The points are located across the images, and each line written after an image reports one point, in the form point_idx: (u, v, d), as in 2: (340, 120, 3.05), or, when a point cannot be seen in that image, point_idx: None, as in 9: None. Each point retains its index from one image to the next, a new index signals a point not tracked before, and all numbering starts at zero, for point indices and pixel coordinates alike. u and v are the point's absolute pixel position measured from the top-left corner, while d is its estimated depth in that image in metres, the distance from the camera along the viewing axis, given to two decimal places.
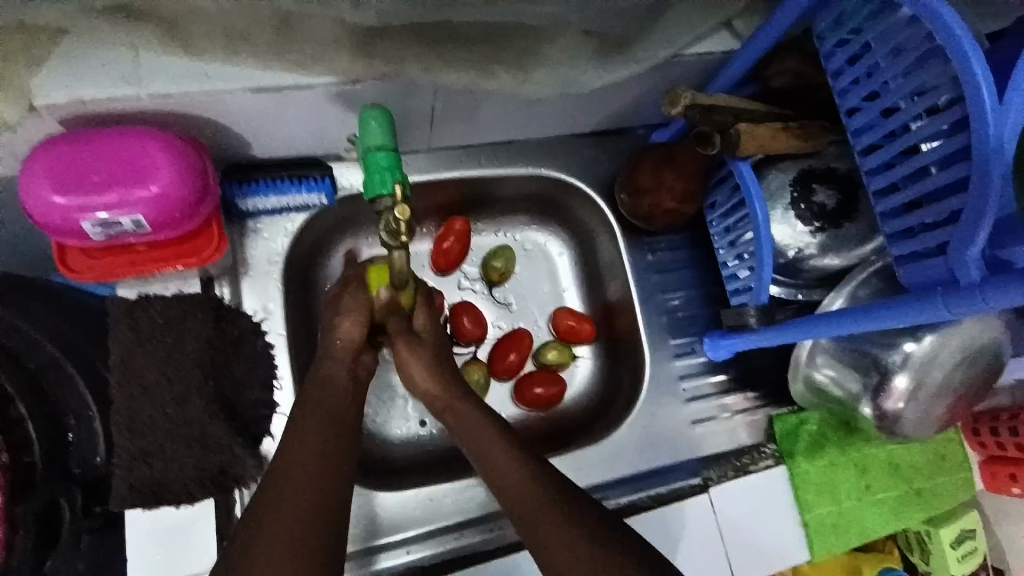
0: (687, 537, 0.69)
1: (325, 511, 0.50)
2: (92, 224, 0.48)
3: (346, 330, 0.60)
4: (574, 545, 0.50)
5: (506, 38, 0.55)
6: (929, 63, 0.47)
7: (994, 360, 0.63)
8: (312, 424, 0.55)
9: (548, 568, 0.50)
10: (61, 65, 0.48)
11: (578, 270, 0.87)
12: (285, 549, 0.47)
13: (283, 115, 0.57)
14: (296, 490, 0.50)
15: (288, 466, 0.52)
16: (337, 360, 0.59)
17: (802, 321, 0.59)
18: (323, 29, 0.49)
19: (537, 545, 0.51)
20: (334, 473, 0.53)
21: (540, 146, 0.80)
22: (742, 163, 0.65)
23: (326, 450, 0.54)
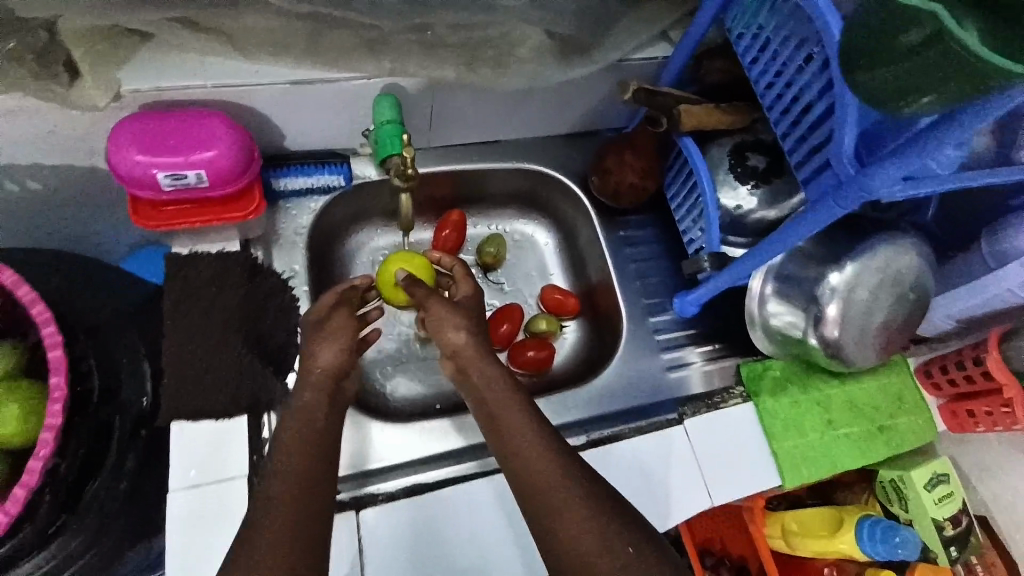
0: (656, 460, 0.77)
1: (310, 501, 0.52)
2: (165, 176, 0.61)
3: (325, 359, 0.61)
4: (549, 472, 0.57)
5: (481, 43, 0.71)
6: (801, 26, 0.61)
7: (914, 295, 0.75)
8: (295, 417, 0.58)
9: (529, 476, 0.57)
10: (143, 62, 0.63)
11: (562, 254, 0.99)
12: (267, 544, 0.48)
13: (309, 107, 0.72)
14: (284, 480, 0.53)
15: (279, 465, 0.54)
16: (314, 385, 0.60)
17: (753, 250, 0.71)
18: (343, 39, 0.67)
19: (515, 458, 0.58)
20: (323, 455, 0.57)
21: (523, 143, 0.92)
22: (686, 139, 0.78)
23: (310, 446, 0.56)
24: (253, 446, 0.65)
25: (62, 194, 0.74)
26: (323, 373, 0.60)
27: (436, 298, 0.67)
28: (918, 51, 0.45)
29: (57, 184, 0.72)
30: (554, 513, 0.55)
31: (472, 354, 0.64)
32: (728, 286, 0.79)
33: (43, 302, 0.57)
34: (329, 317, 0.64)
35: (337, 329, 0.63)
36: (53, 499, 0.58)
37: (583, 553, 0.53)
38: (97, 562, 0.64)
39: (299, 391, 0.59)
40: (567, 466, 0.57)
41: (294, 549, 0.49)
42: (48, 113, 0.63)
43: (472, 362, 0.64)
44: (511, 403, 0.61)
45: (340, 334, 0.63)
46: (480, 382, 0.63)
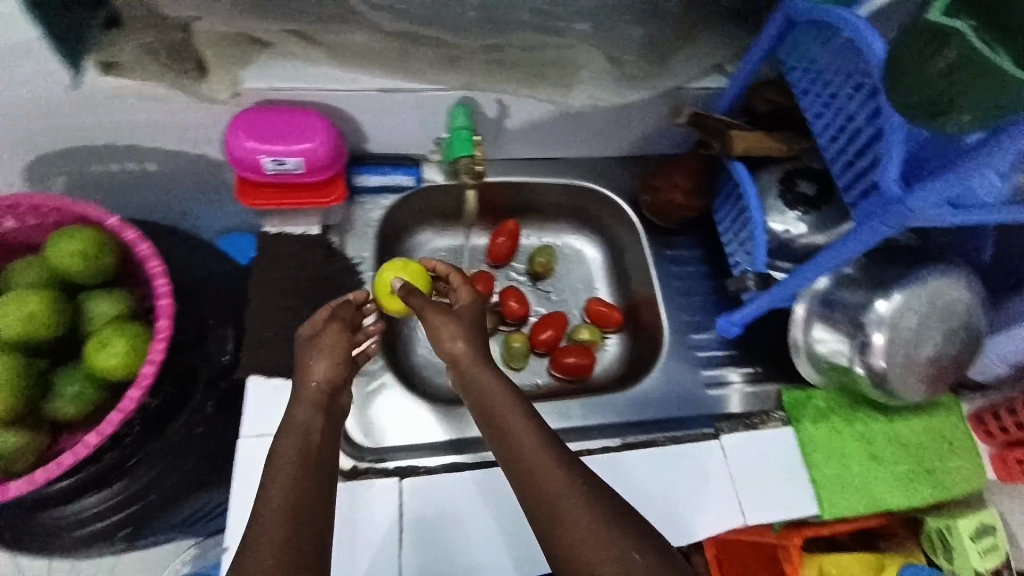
0: (681, 477, 0.77)
1: (304, 508, 0.53)
2: (270, 161, 0.71)
3: (318, 373, 0.62)
4: (548, 468, 0.57)
5: (550, 65, 0.78)
6: (849, 57, 0.65)
7: (965, 333, 0.75)
8: (291, 427, 0.59)
9: (531, 472, 0.58)
10: (261, 64, 0.73)
11: (608, 268, 1.03)
12: (261, 553, 0.49)
13: (392, 113, 0.81)
14: (281, 490, 0.53)
15: (275, 472, 0.55)
16: (310, 398, 0.61)
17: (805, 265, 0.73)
18: (427, 55, 0.75)
19: (514, 456, 0.59)
20: (320, 461, 0.57)
21: (578, 161, 0.98)
22: (737, 164, 0.81)
23: (308, 454, 0.57)
24: None
25: (177, 177, 0.85)
26: (316, 391, 0.61)
27: (434, 306, 0.68)
28: (947, 73, 0.48)
29: (174, 167, 0.84)
30: (557, 516, 0.55)
31: (470, 362, 0.65)
32: (768, 308, 0.81)
33: (158, 252, 0.67)
34: (321, 332, 0.65)
35: (330, 344, 0.64)
36: (141, 429, 0.69)
37: (584, 553, 0.53)
38: (163, 499, 0.71)
39: (294, 405, 0.60)
40: (567, 466, 0.58)
41: (290, 553, 0.50)
42: (177, 103, 0.73)
43: (473, 364, 0.65)
44: (508, 401, 0.62)
45: (332, 349, 0.64)
46: (478, 387, 0.64)
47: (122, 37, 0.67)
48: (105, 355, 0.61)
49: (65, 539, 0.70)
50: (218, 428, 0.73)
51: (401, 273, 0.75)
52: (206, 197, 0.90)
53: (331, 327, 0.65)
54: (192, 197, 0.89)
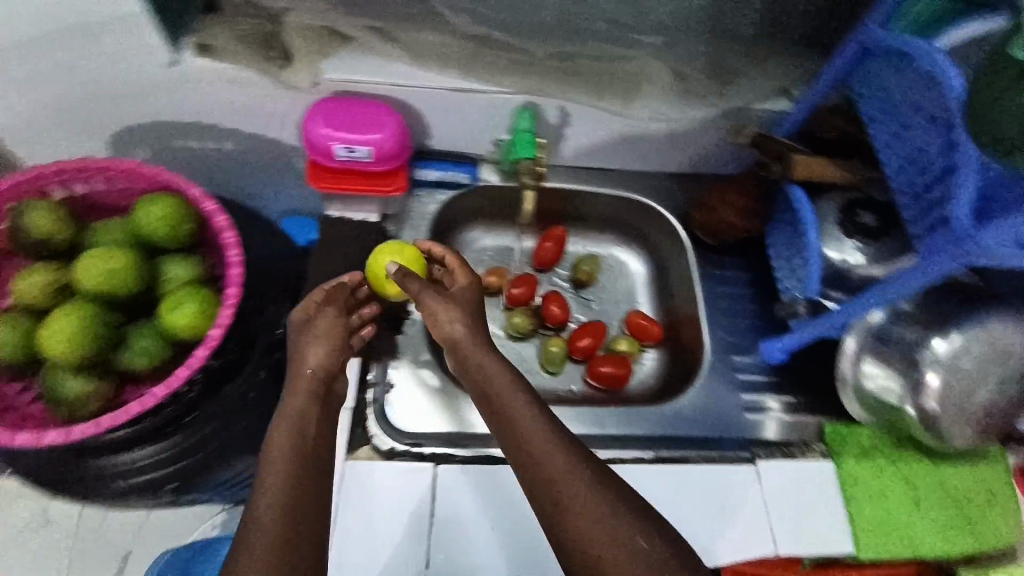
0: (696, 491, 0.77)
1: (304, 508, 0.54)
2: (342, 148, 0.74)
3: (315, 358, 0.64)
4: (555, 460, 0.59)
5: (614, 76, 0.80)
6: (919, 86, 0.64)
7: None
8: (286, 424, 0.59)
9: (538, 464, 0.59)
10: (339, 56, 0.76)
11: (651, 283, 1.02)
12: (259, 554, 0.51)
13: (456, 113, 0.83)
14: (277, 491, 0.54)
15: (271, 471, 0.56)
16: (307, 386, 0.62)
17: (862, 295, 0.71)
18: (497, 59, 0.78)
19: (520, 446, 0.60)
20: (317, 458, 0.59)
21: (631, 173, 0.98)
22: (797, 188, 0.79)
23: (304, 454, 0.58)
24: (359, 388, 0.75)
25: (249, 157, 0.90)
26: (312, 379, 0.63)
27: (430, 291, 0.69)
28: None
29: (246, 148, 0.88)
30: (562, 508, 0.56)
31: (470, 346, 0.66)
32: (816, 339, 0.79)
33: (234, 225, 0.71)
34: (318, 317, 0.67)
35: (327, 328, 0.66)
36: (195, 390, 0.73)
37: (589, 545, 0.55)
38: (210, 457, 0.75)
39: (291, 389, 0.62)
40: (573, 457, 0.59)
41: (290, 552, 0.51)
42: (257, 88, 0.77)
43: (472, 349, 0.66)
44: (515, 387, 0.63)
45: (328, 334, 0.65)
46: (478, 371, 0.65)
47: (221, 21, 0.73)
48: (178, 314, 0.65)
49: (99, 490, 0.73)
50: (268, 394, 0.78)
51: (398, 257, 0.75)
52: (273, 178, 0.94)
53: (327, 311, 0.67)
54: (262, 178, 0.94)
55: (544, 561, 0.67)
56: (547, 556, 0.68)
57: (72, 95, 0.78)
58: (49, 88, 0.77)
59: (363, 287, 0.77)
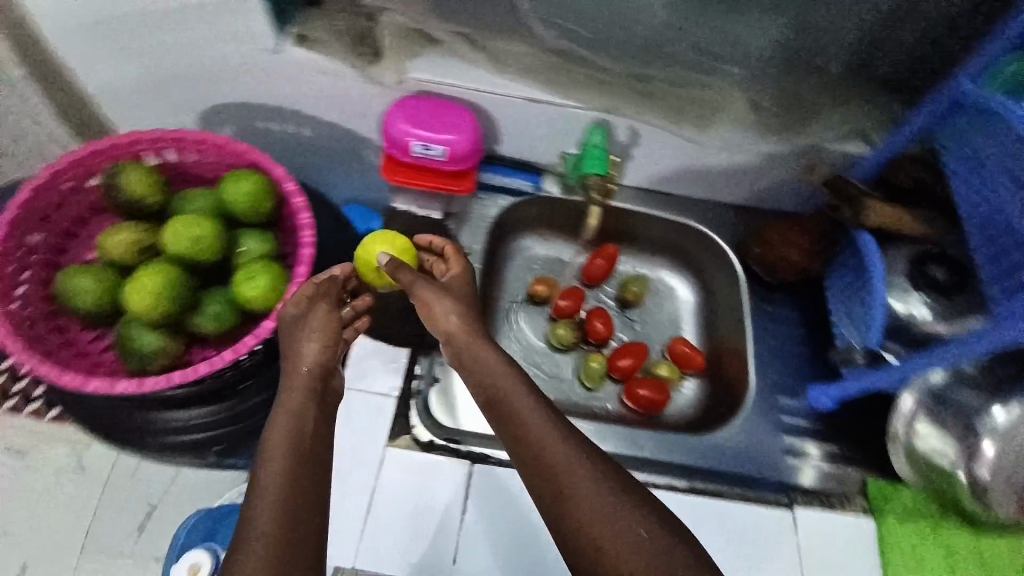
0: (716, 530, 0.76)
1: (304, 508, 0.53)
2: (418, 145, 0.77)
3: (310, 354, 0.62)
4: (557, 449, 0.57)
5: (690, 103, 0.80)
6: (1018, 150, 0.63)
7: None
8: (282, 420, 0.58)
9: (541, 459, 0.57)
10: (422, 58, 0.79)
11: (698, 311, 1.00)
12: (256, 553, 0.49)
13: (528, 122, 0.84)
14: (273, 493, 0.53)
15: (267, 470, 0.54)
16: (302, 381, 0.61)
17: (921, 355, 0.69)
18: (576, 76, 0.80)
19: (522, 440, 0.59)
20: (315, 458, 0.57)
21: (693, 201, 0.98)
22: (867, 235, 0.77)
23: (302, 451, 0.56)
24: (406, 377, 0.76)
25: (325, 144, 0.94)
26: (309, 375, 0.61)
27: (422, 282, 0.68)
28: None
29: (324, 135, 0.92)
30: (565, 501, 0.55)
31: (468, 337, 0.65)
32: (862, 392, 0.78)
33: (310, 209, 0.75)
34: (310, 313, 0.65)
35: (319, 323, 0.64)
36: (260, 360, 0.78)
37: (595, 537, 0.53)
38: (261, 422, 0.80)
39: (288, 383, 0.61)
40: (577, 448, 0.58)
41: (289, 552, 0.50)
42: (343, 80, 0.80)
43: (468, 343, 0.65)
44: (514, 379, 0.62)
45: (322, 330, 0.64)
46: (474, 367, 0.64)
47: (323, 15, 0.78)
48: (250, 285, 0.68)
49: (148, 442, 0.79)
50: None
51: (389, 247, 0.74)
52: (346, 167, 0.98)
53: (321, 304, 0.66)
54: (335, 165, 0.98)
55: (544, 561, 0.67)
56: (547, 555, 0.68)
57: (172, 68, 0.83)
58: (156, 62, 0.82)
59: (353, 279, 0.75)
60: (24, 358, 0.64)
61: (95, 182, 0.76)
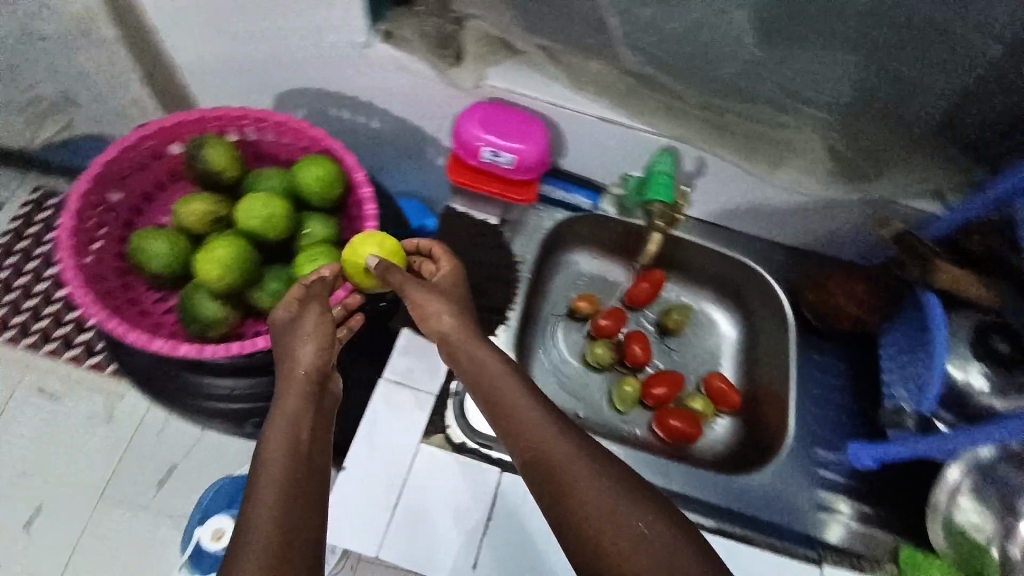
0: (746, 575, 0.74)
1: (302, 509, 0.52)
2: (488, 151, 0.78)
3: (306, 358, 0.62)
4: (556, 440, 0.56)
5: (764, 142, 0.79)
6: None
7: None
8: (281, 420, 0.57)
9: (538, 453, 0.56)
10: (501, 65, 0.80)
11: (740, 349, 0.98)
12: (253, 552, 0.48)
13: (596, 141, 0.85)
14: (270, 493, 0.52)
15: (264, 473, 0.53)
16: (299, 383, 0.61)
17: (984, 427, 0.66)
18: (650, 101, 0.79)
19: (517, 437, 0.58)
20: (313, 459, 0.57)
21: (749, 238, 0.97)
22: (931, 296, 0.76)
23: (298, 455, 0.55)
24: (446, 377, 0.76)
25: (392, 138, 0.96)
26: (303, 379, 0.61)
27: (412, 283, 0.68)
28: None
29: (393, 129, 0.94)
30: (563, 496, 0.54)
31: (461, 336, 0.65)
32: (910, 456, 0.75)
33: (375, 201, 0.77)
34: (304, 316, 0.65)
35: (313, 326, 0.64)
36: None
37: (595, 532, 0.51)
38: None
39: (285, 387, 0.61)
40: (575, 439, 0.57)
41: (289, 551, 0.48)
42: (424, 80, 0.82)
43: (463, 342, 0.65)
44: (510, 374, 0.62)
45: (316, 333, 0.64)
46: (468, 365, 0.63)
47: (412, 15, 0.79)
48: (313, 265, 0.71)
49: (191, 404, 0.82)
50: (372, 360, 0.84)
51: (376, 249, 0.71)
52: (408, 162, 1.00)
53: (314, 304, 0.66)
54: (398, 158, 1.00)
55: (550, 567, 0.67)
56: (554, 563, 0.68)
57: (258, 49, 0.86)
58: (243, 41, 0.85)
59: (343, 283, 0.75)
60: (91, 311, 0.66)
61: (177, 150, 0.79)
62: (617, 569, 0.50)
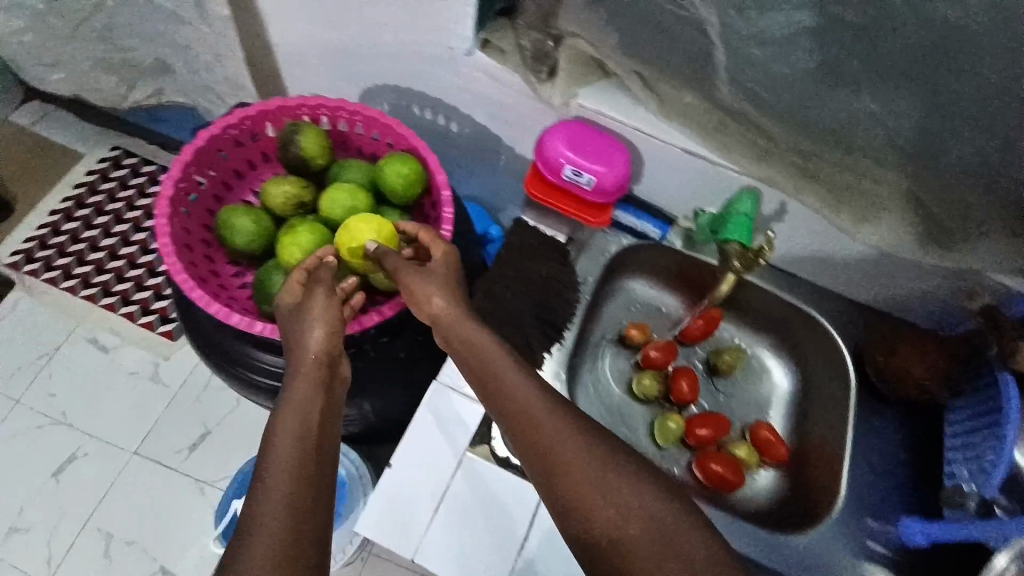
0: None
1: (307, 504, 0.51)
2: (570, 170, 0.78)
3: (317, 343, 0.62)
4: (553, 424, 0.58)
5: (853, 197, 0.76)
6: None
7: None
8: (289, 406, 0.57)
9: (534, 434, 0.59)
10: (596, 86, 0.80)
11: (792, 402, 0.95)
12: (260, 554, 0.47)
13: (678, 172, 0.85)
14: (276, 486, 0.51)
15: (271, 467, 0.53)
16: (308, 368, 0.60)
17: None
18: (740, 139, 0.77)
19: (514, 422, 0.60)
20: (320, 449, 0.56)
21: (814, 287, 0.95)
22: (1009, 377, 0.74)
23: (304, 451, 0.54)
24: None
25: (471, 143, 0.98)
26: (314, 361, 0.61)
27: (407, 269, 0.68)
28: None
29: (473, 135, 0.95)
30: (563, 478, 0.56)
31: (453, 320, 0.65)
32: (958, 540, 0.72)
33: (453, 206, 0.78)
34: (313, 300, 0.65)
35: (321, 310, 0.63)
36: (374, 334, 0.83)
37: (591, 514, 0.54)
38: (356, 387, 0.85)
39: (297, 372, 0.60)
40: (569, 422, 0.59)
41: (294, 547, 0.48)
42: (517, 93, 0.84)
43: (460, 326, 0.65)
44: (500, 357, 0.63)
45: (326, 316, 0.63)
46: (463, 352, 0.64)
47: (513, 27, 0.80)
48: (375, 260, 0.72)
49: (247, 378, 0.85)
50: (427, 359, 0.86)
51: (374, 234, 0.71)
52: (482, 168, 1.02)
53: (319, 291, 0.65)
54: (473, 163, 1.02)
55: None
56: None
57: (358, 43, 0.88)
58: (346, 35, 0.88)
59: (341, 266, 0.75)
60: (178, 278, 0.69)
61: (273, 133, 0.82)
62: (620, 544, 0.53)
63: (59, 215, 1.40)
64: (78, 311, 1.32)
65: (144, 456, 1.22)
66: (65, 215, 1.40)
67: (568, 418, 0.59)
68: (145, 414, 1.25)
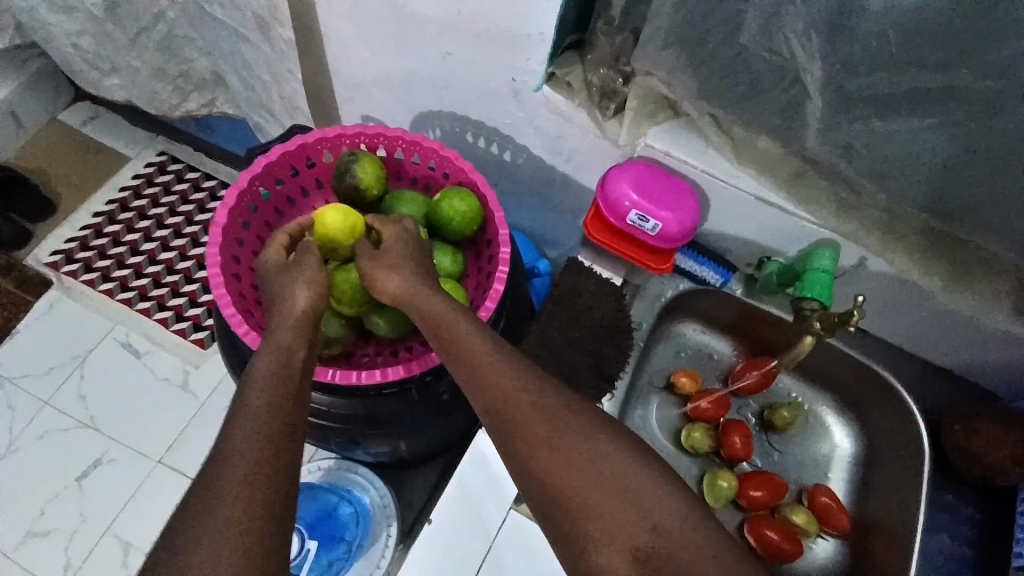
0: None
1: (274, 464, 0.50)
2: (635, 215, 0.74)
3: (301, 303, 0.61)
4: (539, 404, 0.56)
5: (943, 261, 0.71)
6: None
7: None
8: (267, 361, 0.56)
9: (518, 416, 0.55)
10: (666, 127, 0.76)
11: (854, 468, 0.89)
12: (224, 514, 0.47)
13: (747, 220, 0.80)
14: (244, 441, 0.50)
15: (241, 423, 0.52)
16: (291, 326, 0.59)
17: None
18: (818, 193, 0.73)
19: (501, 402, 0.56)
20: (295, 411, 0.54)
21: (884, 348, 0.89)
22: None
23: (276, 415, 0.52)
24: None
25: (525, 176, 0.95)
26: (297, 322, 0.60)
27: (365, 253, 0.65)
28: None
29: (528, 167, 0.92)
30: (547, 463, 0.54)
31: (425, 293, 0.62)
32: None
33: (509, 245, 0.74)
34: (302, 263, 0.64)
35: (308, 274, 0.63)
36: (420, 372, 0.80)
37: (576, 509, 0.52)
38: (396, 424, 0.81)
39: (276, 331, 0.59)
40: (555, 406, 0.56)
41: (256, 507, 0.48)
42: (580, 128, 0.80)
43: (434, 300, 0.61)
44: (483, 332, 0.60)
45: (313, 278, 0.62)
46: (434, 327, 0.61)
47: (582, 62, 0.76)
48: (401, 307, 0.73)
49: None
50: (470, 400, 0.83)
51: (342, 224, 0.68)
52: (534, 200, 0.99)
53: (308, 256, 0.64)
54: (525, 195, 0.99)
55: None
56: None
57: (418, 70, 0.86)
58: (407, 62, 0.86)
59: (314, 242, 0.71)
60: (226, 311, 0.68)
61: (328, 160, 0.81)
62: (608, 548, 0.51)
63: (102, 217, 1.41)
64: (113, 315, 1.32)
65: (166, 466, 1.20)
66: (108, 217, 1.41)
67: (543, 388, 0.57)
68: (171, 425, 1.23)
